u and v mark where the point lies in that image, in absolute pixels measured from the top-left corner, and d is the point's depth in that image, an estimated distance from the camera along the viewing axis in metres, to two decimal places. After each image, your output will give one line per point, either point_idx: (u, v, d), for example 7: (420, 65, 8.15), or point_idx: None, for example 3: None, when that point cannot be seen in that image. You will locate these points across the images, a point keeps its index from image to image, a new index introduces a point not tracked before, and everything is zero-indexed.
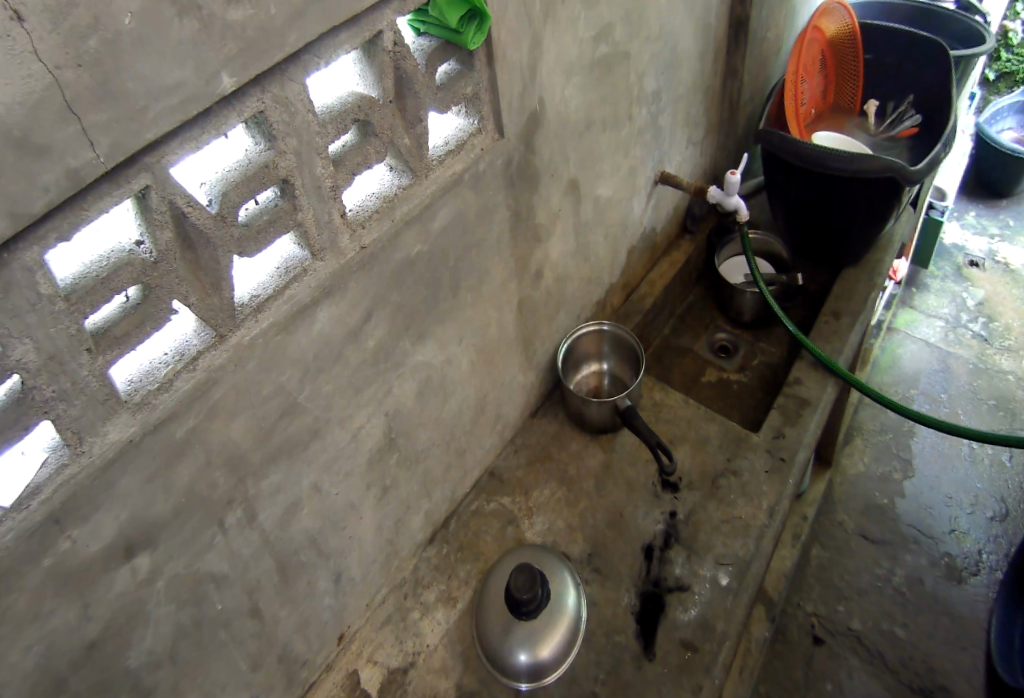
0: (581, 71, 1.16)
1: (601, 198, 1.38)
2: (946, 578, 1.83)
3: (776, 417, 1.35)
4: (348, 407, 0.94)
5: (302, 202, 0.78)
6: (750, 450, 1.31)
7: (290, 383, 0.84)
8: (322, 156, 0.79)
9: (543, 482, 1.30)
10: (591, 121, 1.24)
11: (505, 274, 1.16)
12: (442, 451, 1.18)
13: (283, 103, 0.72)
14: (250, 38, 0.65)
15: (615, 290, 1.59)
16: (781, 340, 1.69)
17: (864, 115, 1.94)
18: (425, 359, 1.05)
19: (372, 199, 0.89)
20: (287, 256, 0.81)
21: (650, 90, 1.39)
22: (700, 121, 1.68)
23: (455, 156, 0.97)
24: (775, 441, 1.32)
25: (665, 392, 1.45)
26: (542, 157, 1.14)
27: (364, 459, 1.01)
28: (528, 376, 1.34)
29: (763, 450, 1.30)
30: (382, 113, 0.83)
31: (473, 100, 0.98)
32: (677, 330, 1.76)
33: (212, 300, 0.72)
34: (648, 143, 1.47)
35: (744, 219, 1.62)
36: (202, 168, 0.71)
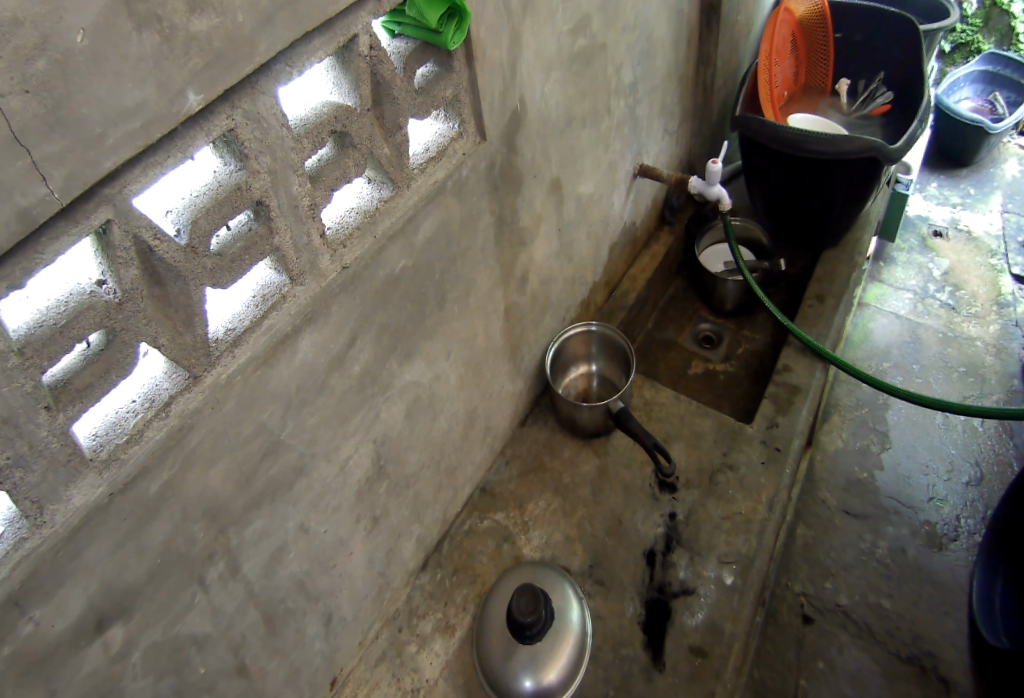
0: (561, 66, 1.11)
1: (583, 195, 1.33)
2: (927, 545, 1.79)
3: (768, 407, 1.34)
4: (335, 438, 0.89)
5: (278, 224, 0.73)
6: (744, 443, 1.30)
7: (272, 420, 0.78)
8: (299, 173, 0.73)
9: (538, 493, 1.27)
10: (572, 117, 1.20)
11: (490, 282, 1.11)
12: (433, 473, 1.13)
13: (254, 118, 0.67)
14: (217, 50, 0.60)
15: (599, 288, 1.56)
16: (764, 328, 1.68)
17: (836, 95, 1.94)
18: (413, 379, 1.00)
19: (351, 215, 0.83)
20: (263, 282, 0.76)
21: (627, 82, 1.34)
22: (675, 111, 1.65)
23: (437, 163, 0.92)
24: (768, 431, 1.31)
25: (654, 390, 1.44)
26: (524, 157, 1.09)
27: (354, 491, 0.96)
28: (516, 384, 1.31)
29: (757, 441, 1.29)
30: (361, 123, 0.78)
31: (453, 103, 0.92)
32: (660, 323, 1.74)
33: (185, 339, 0.68)
34: (626, 136, 1.43)
35: (728, 208, 1.56)
36: (168, 195, 0.67)
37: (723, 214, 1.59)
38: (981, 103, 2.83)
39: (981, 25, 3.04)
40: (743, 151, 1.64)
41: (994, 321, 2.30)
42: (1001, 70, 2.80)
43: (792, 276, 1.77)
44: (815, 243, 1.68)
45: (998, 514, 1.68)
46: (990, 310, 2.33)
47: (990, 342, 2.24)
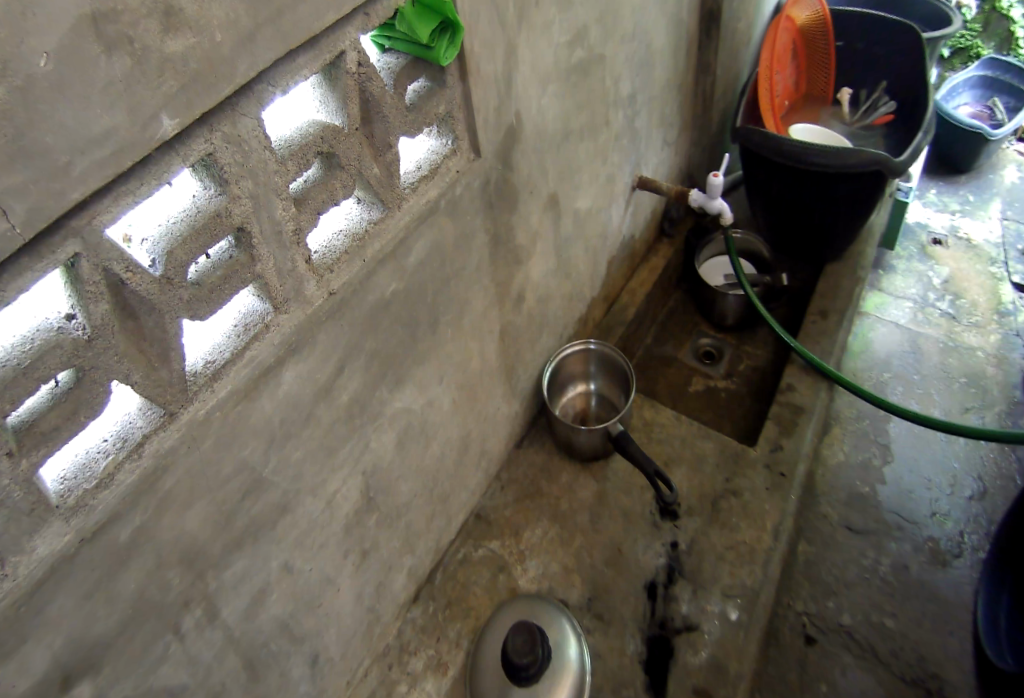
0: (558, 79, 1.07)
1: (581, 210, 1.30)
2: (930, 562, 1.76)
3: (772, 429, 1.31)
4: (321, 472, 0.85)
5: (261, 252, 0.69)
6: (748, 468, 1.26)
7: (253, 457, 0.75)
8: (283, 196, 0.69)
9: (535, 520, 1.23)
10: (569, 130, 1.16)
11: (485, 304, 1.07)
12: (425, 501, 1.10)
13: (235, 141, 0.63)
14: (194, 71, 0.56)
15: (597, 303, 1.52)
16: (766, 343, 1.65)
17: (838, 104, 1.91)
18: (404, 406, 0.96)
19: (339, 239, 0.80)
20: (245, 311, 0.73)
21: (625, 94, 1.31)
22: (674, 122, 1.61)
23: (429, 181, 0.88)
24: (773, 455, 1.27)
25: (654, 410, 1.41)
26: (520, 173, 1.06)
27: (341, 525, 0.92)
28: (511, 405, 1.27)
29: (761, 467, 1.26)
30: (349, 143, 0.74)
31: (447, 119, 0.89)
32: (660, 337, 1.70)
33: (159, 374, 0.64)
34: (625, 148, 1.39)
35: (729, 222, 1.52)
36: (145, 223, 0.64)
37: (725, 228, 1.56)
38: (980, 108, 2.80)
39: (980, 31, 3.01)
40: (745, 163, 1.61)
41: (994, 330, 2.27)
42: (1000, 76, 2.78)
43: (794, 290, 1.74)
44: (818, 257, 1.65)
45: (1001, 531, 1.65)
46: (990, 320, 2.30)
47: (991, 352, 2.21)
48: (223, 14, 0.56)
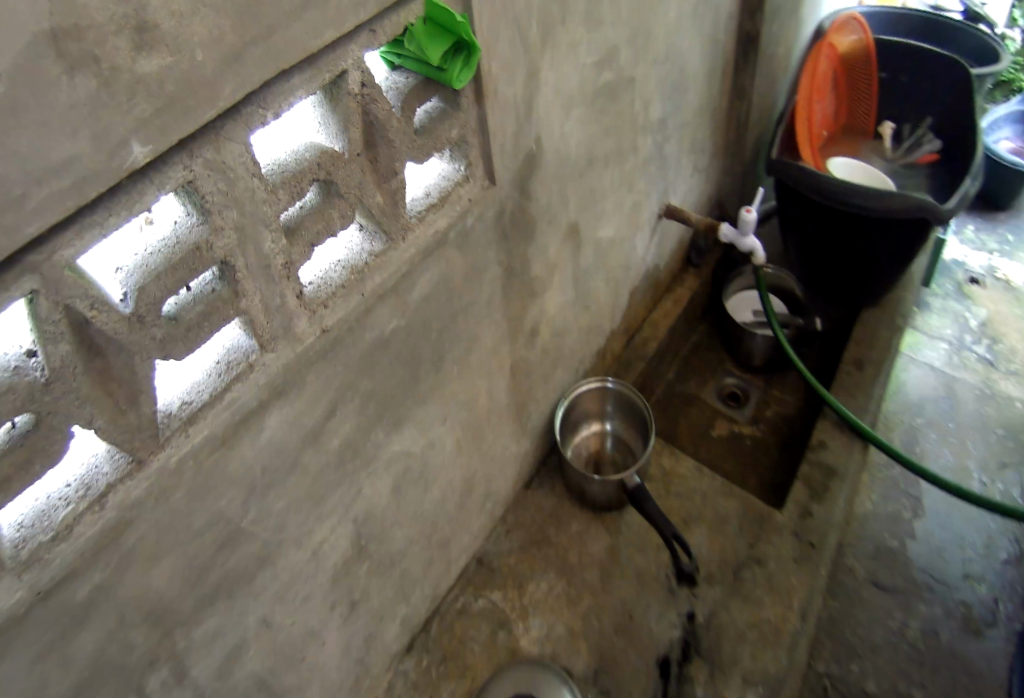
0: (583, 102, 1.01)
1: (603, 240, 1.22)
2: (962, 630, 1.63)
3: (801, 490, 1.21)
4: (307, 522, 0.78)
5: (246, 286, 0.63)
6: (774, 535, 1.16)
7: (232, 508, 0.68)
8: (272, 228, 0.63)
9: (540, 571, 1.15)
10: (593, 157, 1.09)
11: (495, 339, 1.00)
12: (422, 546, 1.03)
13: (219, 168, 0.57)
14: (171, 93, 0.50)
15: (617, 336, 1.45)
16: (795, 388, 1.55)
17: (879, 138, 1.82)
18: (402, 448, 0.89)
19: (336, 271, 0.73)
20: (230, 346, 0.66)
21: (655, 119, 1.24)
22: (706, 148, 1.54)
23: (439, 211, 0.82)
24: (801, 522, 1.17)
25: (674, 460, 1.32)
26: (538, 202, 0.99)
27: (329, 576, 0.85)
28: (521, 444, 1.20)
29: (788, 534, 1.16)
30: (348, 170, 0.69)
31: (460, 144, 0.82)
32: (683, 373, 1.61)
33: (127, 419, 0.58)
34: (653, 175, 1.32)
35: (761, 261, 1.44)
36: (120, 252, 0.59)
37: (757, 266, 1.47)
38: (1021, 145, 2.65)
39: None
40: (780, 197, 1.53)
41: None
42: None
43: (827, 333, 1.64)
44: (855, 302, 1.56)
45: None
46: None
47: None
48: (206, 31, 0.50)
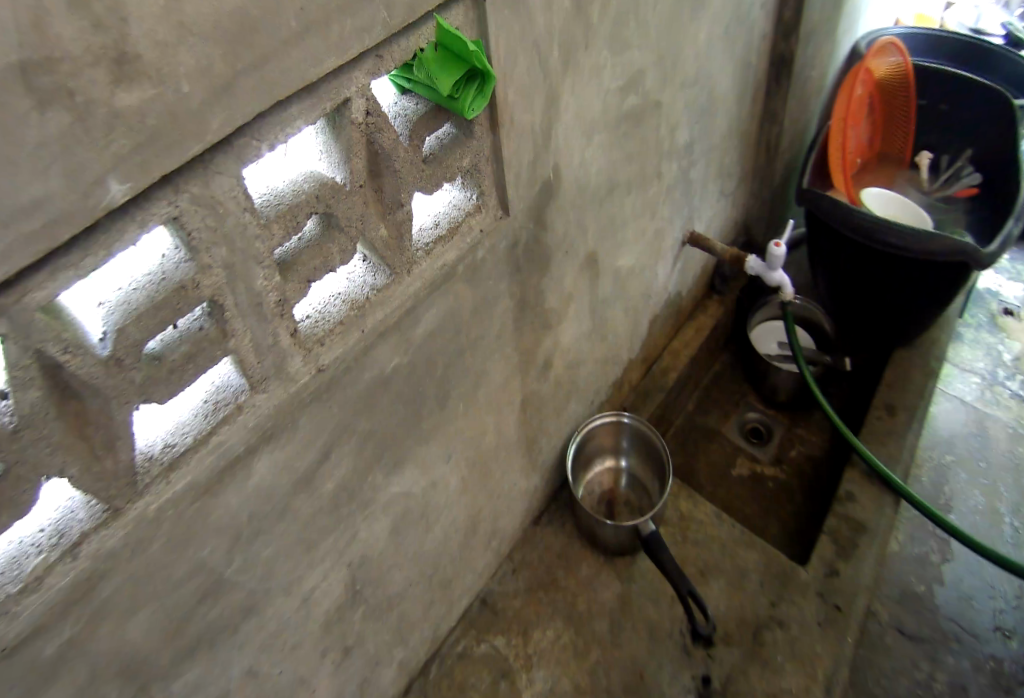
0: (605, 128, 0.96)
1: (623, 269, 1.17)
2: (992, 688, 1.49)
3: (827, 549, 1.14)
4: (297, 569, 0.74)
5: (236, 326, 0.59)
6: (797, 594, 1.11)
7: (215, 557, 0.64)
8: (264, 264, 0.59)
9: (546, 619, 1.10)
10: (614, 184, 1.04)
11: (505, 374, 0.95)
12: (423, 588, 0.98)
13: (207, 204, 0.53)
14: (152, 128, 0.47)
15: (635, 366, 1.39)
16: (821, 429, 1.48)
17: (916, 168, 1.75)
18: (402, 490, 0.85)
19: (335, 305, 0.69)
20: (220, 383, 0.63)
21: (681, 143, 1.18)
22: (733, 173, 1.48)
23: (448, 243, 0.77)
24: (827, 582, 1.11)
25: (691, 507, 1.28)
26: (555, 233, 0.94)
27: (321, 622, 0.81)
28: (530, 480, 1.15)
29: (814, 595, 1.10)
30: (350, 203, 0.64)
31: (473, 172, 0.78)
32: (703, 405, 1.55)
33: (103, 466, 0.55)
34: (677, 201, 1.26)
35: (789, 297, 1.38)
36: (103, 285, 0.56)
37: (784, 302, 1.40)
38: None
39: None
40: (811, 228, 1.48)
41: None
42: None
43: (855, 372, 1.58)
44: (887, 342, 1.49)
45: None
46: None
47: None
48: (193, 61, 0.47)
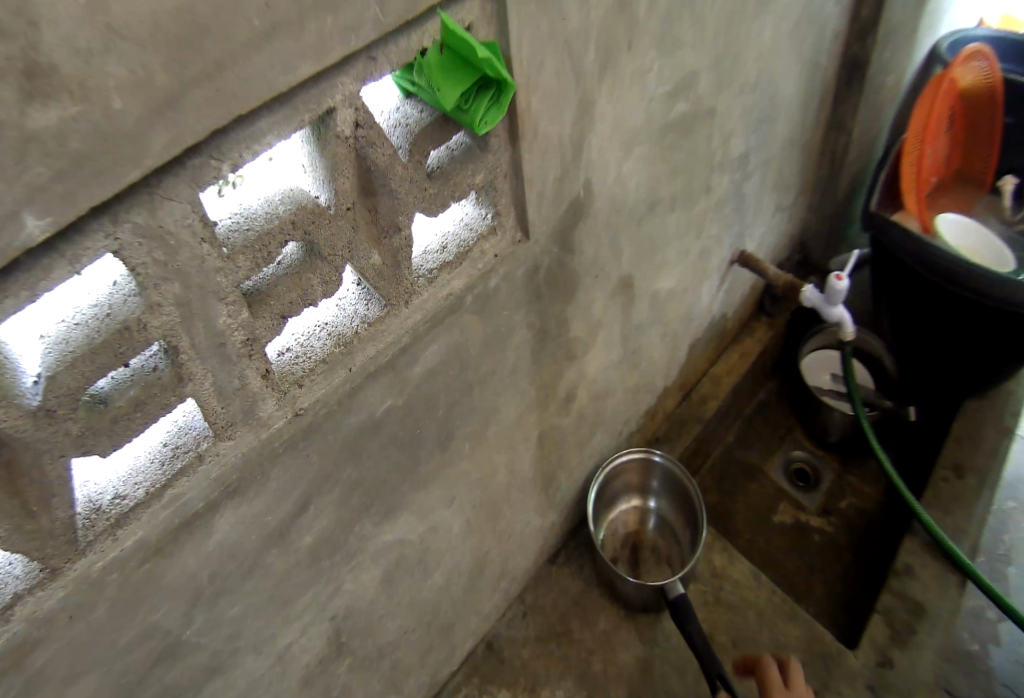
0: (648, 139, 0.84)
1: (662, 292, 1.06)
2: None
3: (879, 633, 1.07)
4: (268, 627, 0.67)
5: (194, 369, 0.52)
6: (842, 680, 1.07)
7: (169, 620, 0.57)
8: (228, 299, 0.51)
9: (557, 676, 1.03)
10: (656, 201, 0.93)
11: (520, 410, 0.87)
12: (420, 635, 0.91)
13: (156, 236, 0.46)
14: (77, 152, 0.39)
15: (671, 393, 1.28)
16: (876, 479, 1.41)
17: (998, 193, 1.55)
18: (396, 538, 0.77)
19: (320, 338, 0.61)
20: (181, 425, 0.56)
21: (736, 154, 1.05)
22: (793, 185, 1.34)
23: (454, 270, 0.68)
24: (877, 672, 1.05)
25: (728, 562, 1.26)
26: (583, 256, 0.84)
27: (299, 679, 0.74)
28: (547, 517, 1.07)
29: (861, 688, 1.05)
30: (333, 228, 0.56)
31: (488, 189, 0.68)
32: (745, 438, 1.49)
33: (37, 524, 0.47)
34: (727, 217, 1.14)
35: (849, 336, 1.25)
36: (46, 318, 0.49)
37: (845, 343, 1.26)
38: None
39: None
40: (882, 260, 1.42)
41: None
42: None
43: (920, 422, 1.46)
44: (956, 394, 1.38)
45: None
46: None
47: None
48: (128, 72, 0.39)
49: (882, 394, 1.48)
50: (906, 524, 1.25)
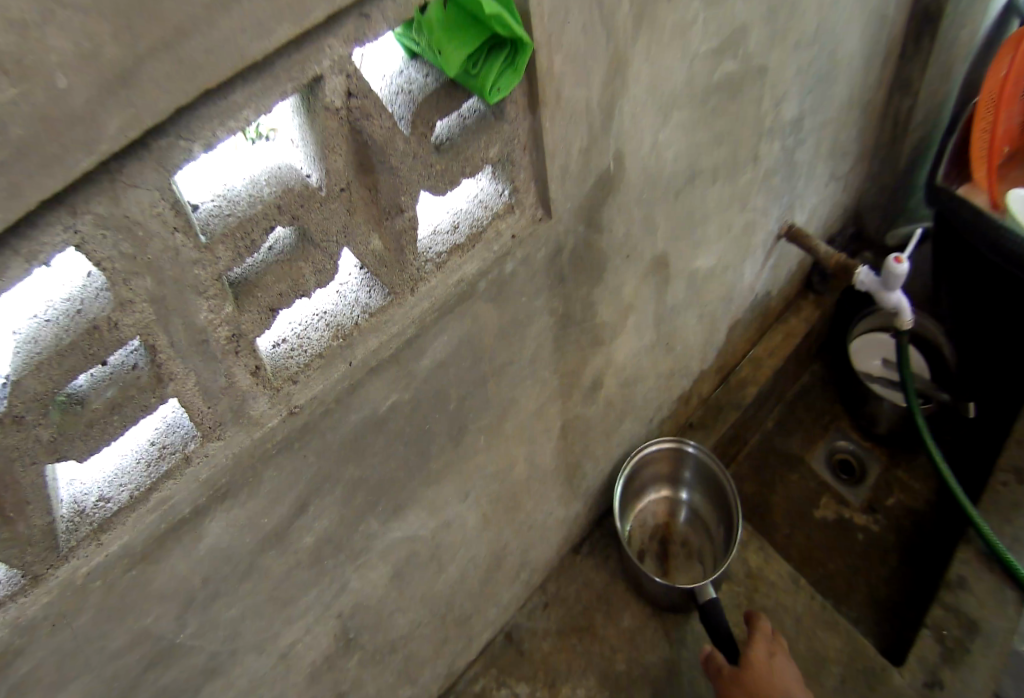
0: (689, 103, 0.75)
1: (700, 272, 0.98)
2: None
3: (931, 653, 1.05)
4: (269, 627, 0.65)
5: (176, 369, 0.47)
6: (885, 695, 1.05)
7: (162, 624, 0.55)
8: (209, 293, 0.46)
9: (578, 676, 1.05)
10: (696, 173, 0.84)
11: (540, 400, 0.82)
12: (434, 626, 0.90)
13: (124, 226, 0.41)
14: (19, 139, 0.34)
15: (706, 377, 1.22)
16: (926, 477, 1.34)
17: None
18: (406, 533, 0.74)
19: (320, 331, 0.56)
20: (166, 425, 0.52)
21: (788, 118, 0.95)
22: (850, 152, 1.22)
23: (466, 253, 0.62)
24: (925, 689, 1.03)
25: (765, 559, 1.22)
26: (612, 235, 0.77)
27: (306, 674, 0.73)
28: (570, 508, 1.05)
29: None
30: (325, 212, 0.50)
31: (506, 162, 0.61)
32: (786, 425, 1.43)
33: (12, 532, 0.44)
34: (776, 189, 1.04)
35: (906, 323, 1.15)
36: (15, 313, 0.45)
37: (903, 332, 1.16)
38: None
39: None
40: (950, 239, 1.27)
41: None
42: None
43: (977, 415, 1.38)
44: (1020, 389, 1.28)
45: None
46: None
47: None
48: (73, 45, 0.33)
49: (937, 383, 1.40)
50: (959, 531, 1.20)
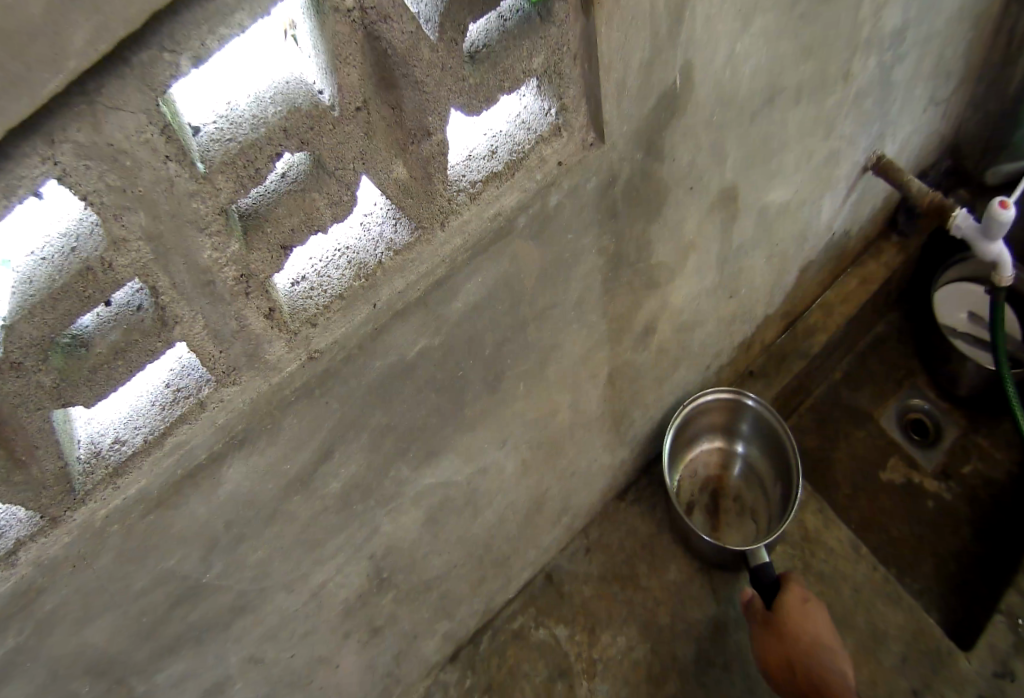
0: (776, 5, 0.63)
1: (773, 206, 0.87)
2: None
3: (1003, 641, 1.01)
4: (299, 569, 0.65)
5: (181, 311, 0.43)
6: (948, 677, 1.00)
7: (187, 566, 0.55)
8: (212, 228, 0.41)
9: (618, 624, 1.04)
10: (777, 91, 0.72)
11: (585, 346, 0.76)
12: (470, 568, 0.89)
13: (108, 154, 0.36)
14: None
15: (771, 322, 1.12)
16: (1011, 443, 1.23)
17: None
18: (440, 480, 0.72)
19: (341, 270, 0.51)
20: (179, 369, 0.49)
21: (897, 21, 0.80)
22: (965, 64, 1.04)
23: (504, 183, 0.54)
24: (994, 679, 0.99)
25: (824, 522, 1.16)
26: (674, 165, 0.68)
27: (339, 611, 0.74)
28: (615, 454, 1.00)
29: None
30: (340, 134, 0.43)
31: (552, 76, 0.52)
32: (857, 377, 1.32)
33: (21, 478, 0.42)
34: (870, 110, 0.90)
35: (1005, 278, 1.01)
36: (13, 248, 0.42)
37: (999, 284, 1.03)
38: None
39: None
40: None
41: None
42: None
43: None
44: None
45: None
46: None
47: None
48: None
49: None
50: None
